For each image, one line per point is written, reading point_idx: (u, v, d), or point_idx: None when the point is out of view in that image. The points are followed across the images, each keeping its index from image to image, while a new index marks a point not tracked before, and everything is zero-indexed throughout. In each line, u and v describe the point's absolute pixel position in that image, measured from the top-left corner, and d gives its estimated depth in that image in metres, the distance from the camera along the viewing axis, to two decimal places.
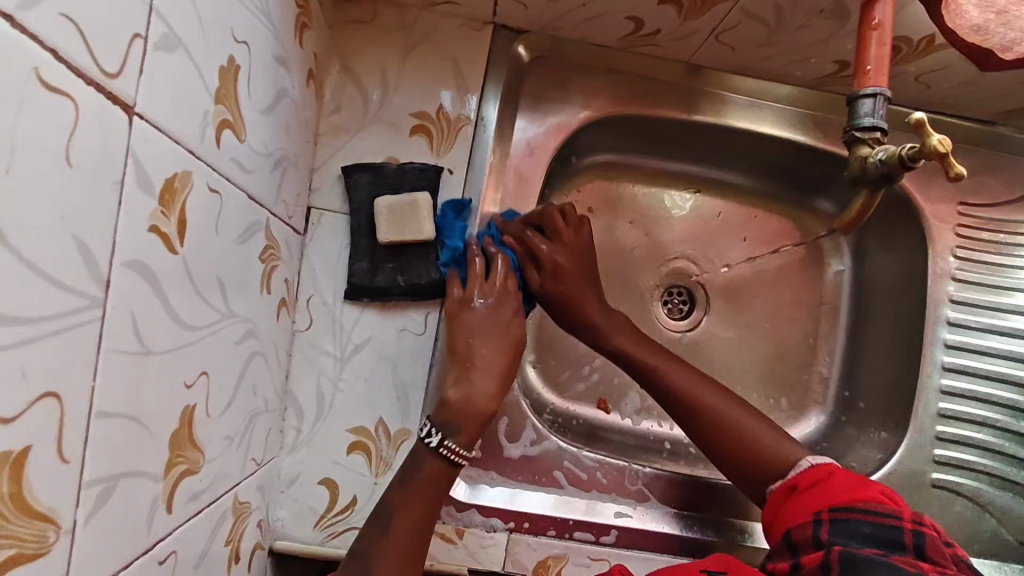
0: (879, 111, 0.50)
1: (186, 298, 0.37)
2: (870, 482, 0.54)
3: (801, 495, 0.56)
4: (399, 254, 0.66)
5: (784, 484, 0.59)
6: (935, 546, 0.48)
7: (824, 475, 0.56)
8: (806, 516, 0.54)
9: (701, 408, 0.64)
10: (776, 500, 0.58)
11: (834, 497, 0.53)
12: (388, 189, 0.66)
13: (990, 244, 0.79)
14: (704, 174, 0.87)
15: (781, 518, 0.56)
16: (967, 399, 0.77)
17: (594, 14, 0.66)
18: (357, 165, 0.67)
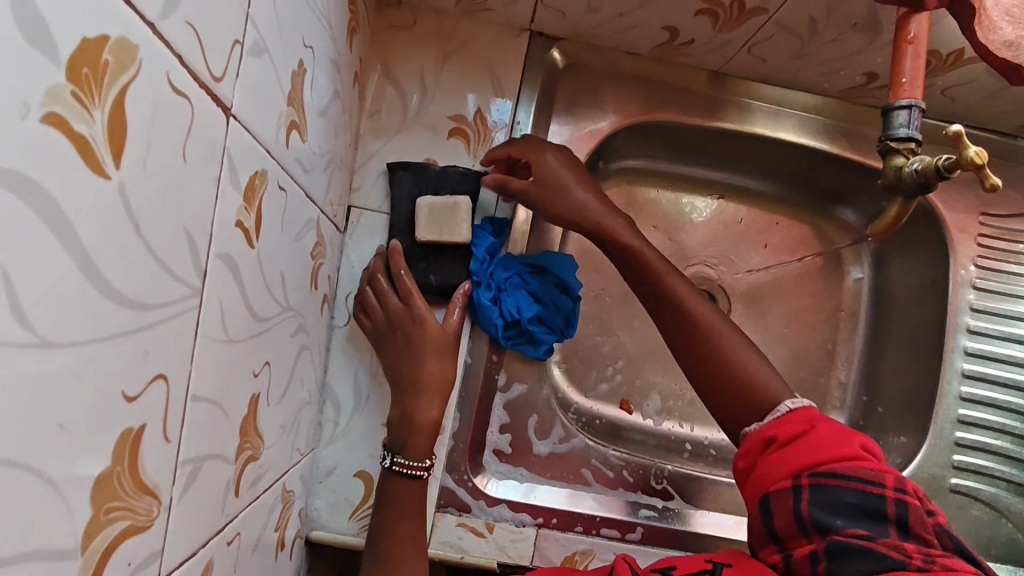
0: (914, 123, 0.51)
1: (257, 291, 0.38)
2: (849, 437, 0.50)
3: (778, 450, 0.51)
4: (435, 253, 0.67)
5: (761, 431, 0.53)
6: (918, 515, 0.45)
7: (803, 427, 0.51)
8: (784, 478, 0.49)
9: (699, 334, 0.58)
10: (749, 451, 0.53)
11: (817, 459, 0.48)
12: (426, 189, 0.67)
13: (1010, 254, 0.81)
14: (727, 181, 0.89)
15: (754, 476, 0.51)
16: (986, 406, 0.79)
17: (630, 23, 0.68)
18: (400, 163, 0.68)
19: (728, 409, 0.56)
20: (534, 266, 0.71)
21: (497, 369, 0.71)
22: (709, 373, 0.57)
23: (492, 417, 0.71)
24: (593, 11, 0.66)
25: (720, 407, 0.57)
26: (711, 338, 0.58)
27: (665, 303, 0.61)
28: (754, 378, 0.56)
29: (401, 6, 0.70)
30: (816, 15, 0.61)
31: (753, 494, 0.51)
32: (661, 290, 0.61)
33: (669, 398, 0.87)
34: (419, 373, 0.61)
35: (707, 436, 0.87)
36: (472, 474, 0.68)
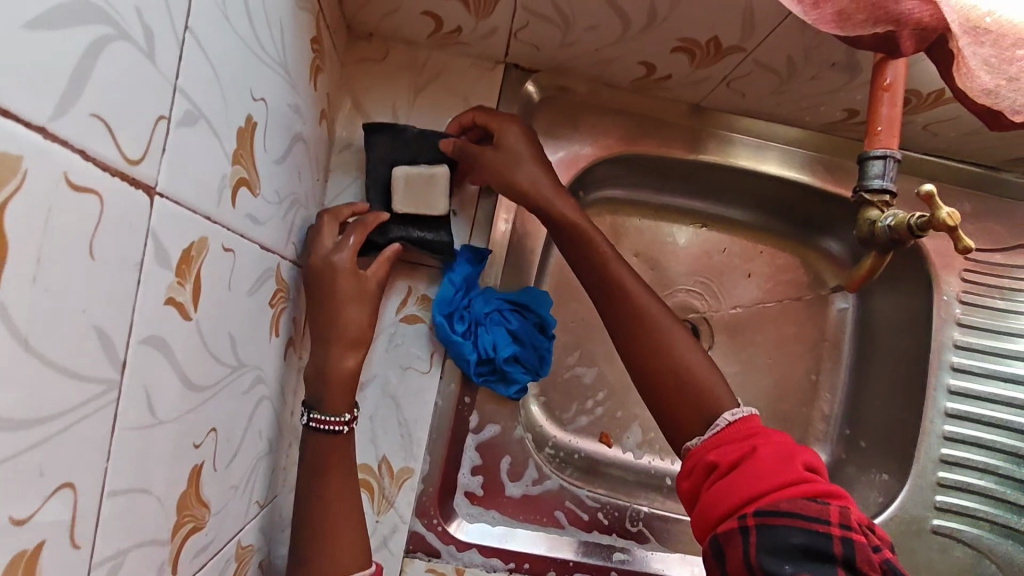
0: (889, 173, 0.50)
1: (196, 360, 0.37)
2: (791, 461, 0.47)
3: (721, 476, 0.48)
4: (414, 223, 0.64)
5: (704, 447, 0.51)
6: (865, 554, 0.42)
7: (745, 450, 0.49)
8: (726, 509, 0.47)
9: (650, 340, 0.57)
10: (692, 475, 0.51)
11: (759, 488, 0.46)
12: (406, 156, 0.65)
13: (995, 289, 0.79)
14: (708, 210, 0.87)
15: (699, 506, 0.49)
16: (971, 445, 0.77)
17: (605, 58, 0.67)
18: (375, 126, 0.65)
19: (663, 404, 0.55)
20: (518, 303, 0.69)
21: (469, 409, 0.70)
22: (648, 369, 0.56)
23: (463, 459, 0.70)
24: (567, 45, 0.65)
25: (661, 413, 0.56)
26: (655, 335, 0.57)
27: (618, 300, 0.59)
28: (694, 376, 0.55)
29: (373, 39, 0.69)
30: (793, 56, 0.60)
31: (698, 525, 0.49)
32: (614, 289, 0.59)
33: (649, 431, 0.86)
34: None
35: None
36: (442, 518, 0.67)
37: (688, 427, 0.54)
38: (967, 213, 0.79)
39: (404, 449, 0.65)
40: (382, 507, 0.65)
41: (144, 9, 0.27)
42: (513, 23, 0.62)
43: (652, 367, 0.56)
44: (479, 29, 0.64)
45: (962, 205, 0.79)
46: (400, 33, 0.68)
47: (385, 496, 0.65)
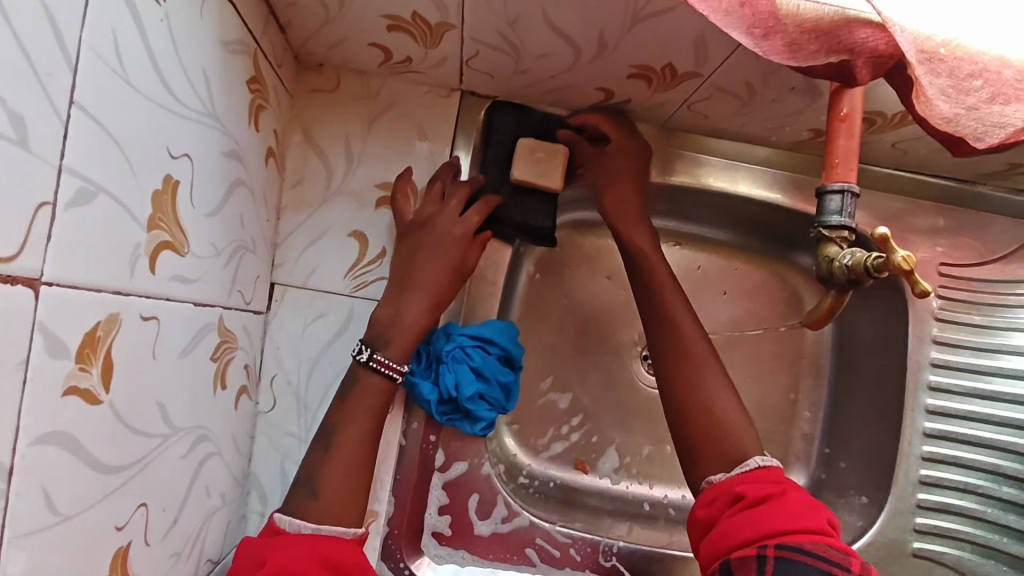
0: (848, 209, 0.48)
1: (112, 441, 0.35)
2: (817, 511, 0.48)
3: (746, 507, 0.48)
4: (526, 195, 0.70)
5: (727, 482, 0.52)
6: None
7: (774, 490, 0.49)
8: (743, 538, 0.47)
9: (685, 376, 0.59)
10: (712, 503, 0.51)
11: (782, 525, 0.46)
12: (533, 132, 0.70)
13: (971, 305, 0.77)
14: (682, 229, 0.85)
15: (715, 531, 0.49)
16: (950, 465, 0.76)
17: (562, 84, 0.65)
18: (506, 104, 0.70)
19: (687, 430, 0.57)
20: (480, 339, 0.67)
21: (434, 447, 0.68)
22: (684, 394, 0.58)
23: (430, 499, 0.68)
24: (521, 73, 0.63)
25: (684, 451, 0.57)
26: (696, 372, 0.59)
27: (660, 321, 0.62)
28: (720, 419, 0.56)
29: (323, 69, 0.68)
30: (750, 80, 0.58)
31: (709, 550, 0.49)
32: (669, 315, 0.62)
33: (626, 455, 0.84)
34: None
35: (667, 494, 0.84)
36: (409, 562, 0.65)
37: (707, 466, 0.55)
38: (940, 228, 0.77)
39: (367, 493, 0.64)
40: None
41: (8, 96, 0.25)
42: (463, 52, 0.61)
43: (685, 396, 0.58)
44: (429, 59, 0.63)
45: (936, 219, 0.77)
46: (350, 62, 0.66)
47: None
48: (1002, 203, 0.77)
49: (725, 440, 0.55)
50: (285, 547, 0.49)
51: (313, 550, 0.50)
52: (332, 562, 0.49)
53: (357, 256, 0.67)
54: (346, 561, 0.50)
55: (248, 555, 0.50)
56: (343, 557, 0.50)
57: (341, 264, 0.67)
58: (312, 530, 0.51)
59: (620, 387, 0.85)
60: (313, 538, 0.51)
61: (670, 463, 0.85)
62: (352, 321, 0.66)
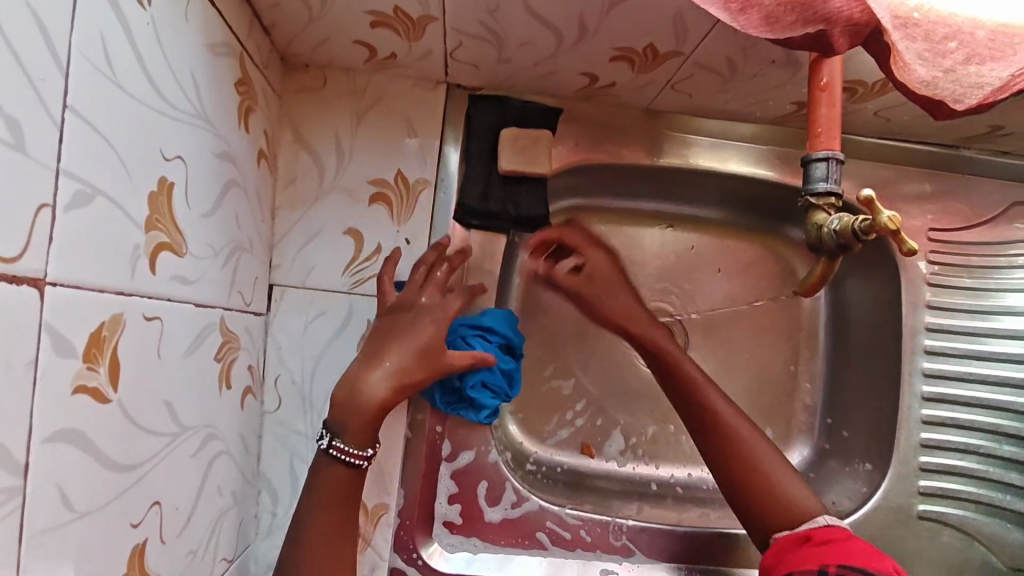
0: (834, 175, 0.49)
1: (123, 438, 0.35)
2: (881, 557, 0.55)
3: (813, 544, 0.57)
4: (513, 184, 0.71)
5: (793, 534, 0.60)
6: None
7: (840, 537, 0.57)
8: (810, 564, 0.55)
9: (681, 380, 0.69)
10: (779, 548, 0.59)
11: (847, 557, 0.54)
12: (511, 121, 0.71)
13: (962, 269, 0.78)
14: (674, 210, 0.86)
15: (782, 560, 0.58)
16: (950, 427, 0.77)
17: (546, 71, 0.65)
18: (481, 96, 0.71)
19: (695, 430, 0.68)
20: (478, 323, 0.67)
21: (440, 438, 0.69)
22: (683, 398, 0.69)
23: (439, 488, 0.69)
24: (504, 62, 0.64)
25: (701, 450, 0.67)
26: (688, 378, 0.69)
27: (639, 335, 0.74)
28: (716, 414, 0.67)
29: (309, 69, 0.68)
30: (731, 55, 0.59)
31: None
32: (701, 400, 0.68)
33: (631, 437, 0.85)
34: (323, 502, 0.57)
35: (673, 474, 0.85)
36: (421, 550, 0.66)
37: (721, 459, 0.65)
38: (927, 194, 0.78)
39: (375, 485, 0.64)
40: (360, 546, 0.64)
41: (4, 102, 0.26)
42: (447, 44, 0.62)
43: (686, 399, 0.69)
44: (413, 52, 0.63)
45: (924, 186, 0.78)
46: (335, 61, 0.67)
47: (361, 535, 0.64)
48: (988, 164, 0.78)
49: (728, 433, 0.66)
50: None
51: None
52: None
53: (353, 253, 0.67)
54: None
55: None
56: None
57: (338, 262, 0.67)
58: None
59: (621, 371, 0.86)
60: None
61: (674, 442, 0.86)
62: (353, 317, 0.67)
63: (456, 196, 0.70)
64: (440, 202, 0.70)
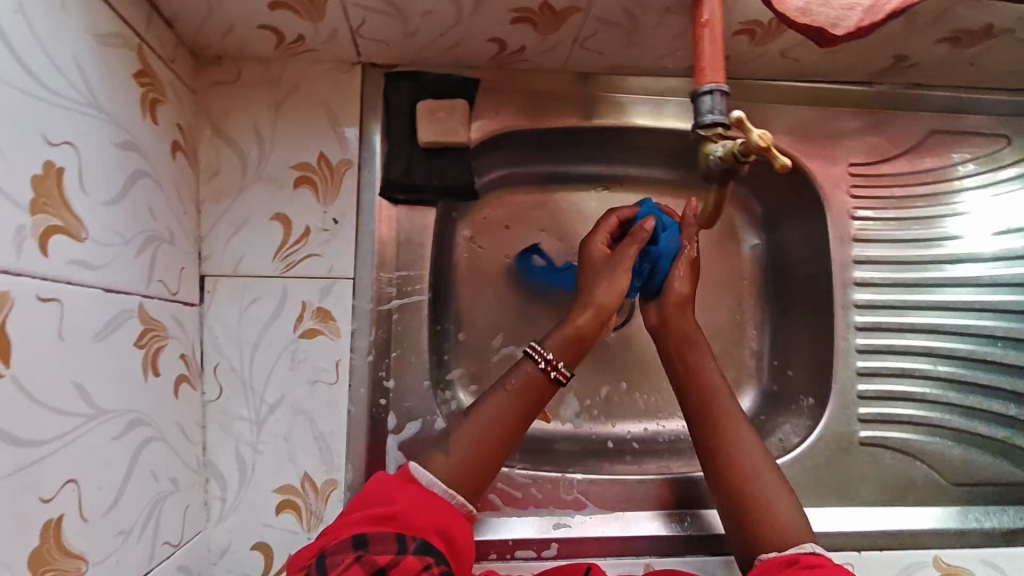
0: (719, 107, 0.50)
1: (19, 415, 0.37)
2: None
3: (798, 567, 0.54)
4: (435, 156, 0.72)
5: (779, 555, 0.57)
6: None
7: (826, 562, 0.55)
8: None
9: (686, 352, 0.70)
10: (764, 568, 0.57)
11: None
12: (428, 95, 0.72)
13: (882, 200, 0.81)
14: (609, 173, 0.88)
15: None
16: (884, 353, 0.79)
17: (454, 41, 0.66)
18: (395, 74, 0.71)
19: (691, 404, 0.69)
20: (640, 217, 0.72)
21: (385, 411, 0.70)
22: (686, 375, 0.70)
23: (388, 460, 0.69)
24: (411, 35, 0.65)
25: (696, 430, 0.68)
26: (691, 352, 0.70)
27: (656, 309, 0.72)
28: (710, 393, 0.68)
29: (222, 62, 0.68)
30: (626, 5, 0.60)
31: None
32: (712, 412, 0.67)
33: (585, 398, 0.87)
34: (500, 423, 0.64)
35: (629, 430, 0.87)
36: None
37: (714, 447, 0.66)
38: (846, 132, 0.80)
39: (323, 461, 0.66)
40: (313, 523, 0.65)
41: None
42: (350, 21, 0.62)
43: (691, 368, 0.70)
44: (319, 34, 0.64)
45: (843, 125, 0.80)
46: (247, 51, 0.67)
47: (314, 513, 0.65)
48: (902, 98, 0.81)
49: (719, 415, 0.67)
50: (418, 494, 0.57)
51: (435, 515, 0.56)
52: (441, 528, 0.55)
53: (282, 238, 0.68)
54: (460, 535, 0.56)
55: (381, 488, 0.57)
56: (458, 527, 0.57)
57: (268, 249, 0.67)
58: (442, 491, 0.58)
59: None
60: (437, 499, 0.57)
61: (628, 399, 0.88)
62: (288, 300, 0.67)
63: (380, 173, 0.70)
64: (365, 181, 0.70)
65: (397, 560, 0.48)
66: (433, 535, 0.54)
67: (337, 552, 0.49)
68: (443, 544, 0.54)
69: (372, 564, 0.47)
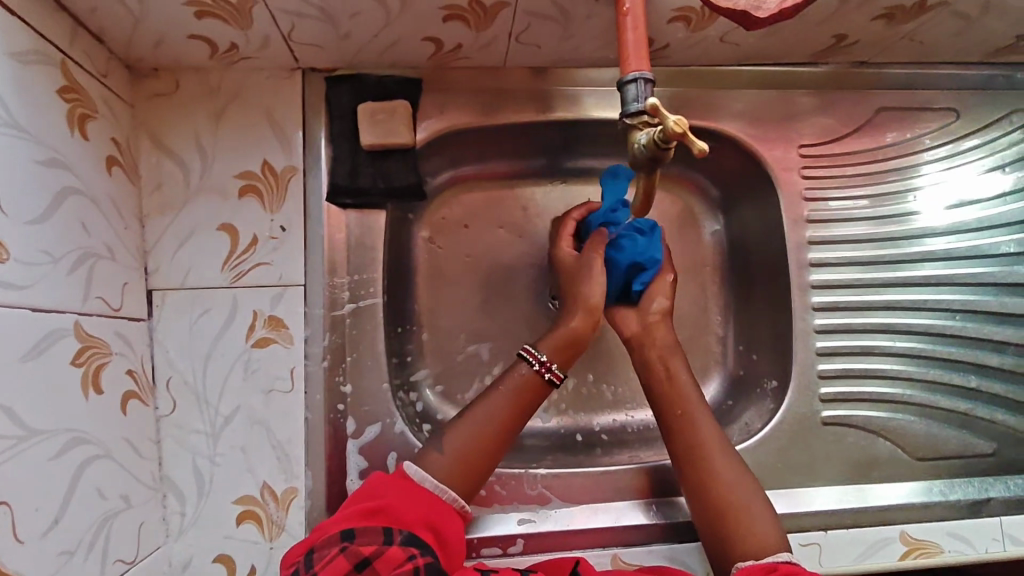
0: (644, 96, 0.50)
1: None
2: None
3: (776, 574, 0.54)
4: (381, 158, 0.72)
5: (758, 564, 0.56)
6: None
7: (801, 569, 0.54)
8: None
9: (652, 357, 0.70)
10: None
11: None
12: (370, 98, 0.72)
13: (833, 180, 0.82)
14: (566, 167, 0.88)
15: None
16: (842, 332, 0.80)
17: (389, 42, 0.66)
18: (337, 78, 0.71)
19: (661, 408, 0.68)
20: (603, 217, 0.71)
21: (344, 416, 0.69)
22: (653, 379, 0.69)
23: (349, 465, 0.69)
24: (345, 38, 0.64)
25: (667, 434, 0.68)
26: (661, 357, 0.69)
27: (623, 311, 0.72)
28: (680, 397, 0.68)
29: (160, 74, 0.68)
30: None
31: None
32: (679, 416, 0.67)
33: (553, 393, 0.87)
34: (493, 419, 0.64)
35: (598, 422, 0.87)
36: None
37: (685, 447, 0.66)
38: (794, 114, 0.80)
39: (282, 470, 0.66)
40: (274, 532, 0.65)
41: None
42: (280, 27, 0.62)
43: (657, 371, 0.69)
44: (252, 41, 0.64)
45: (790, 107, 0.80)
46: (183, 62, 0.67)
47: (274, 522, 0.65)
48: (849, 77, 0.81)
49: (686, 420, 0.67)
50: (409, 492, 0.58)
51: (425, 510, 0.57)
52: (432, 525, 0.56)
53: (229, 248, 0.67)
54: (451, 536, 0.57)
55: (373, 485, 0.58)
56: (450, 526, 0.58)
57: (216, 260, 0.67)
58: (432, 487, 0.59)
59: None
60: (431, 498, 0.59)
61: (596, 391, 0.88)
62: (239, 310, 0.67)
63: (326, 177, 0.70)
64: (311, 186, 0.70)
65: (381, 550, 0.50)
66: (421, 530, 0.55)
67: (325, 547, 0.51)
68: (433, 539, 0.55)
69: (356, 555, 0.50)
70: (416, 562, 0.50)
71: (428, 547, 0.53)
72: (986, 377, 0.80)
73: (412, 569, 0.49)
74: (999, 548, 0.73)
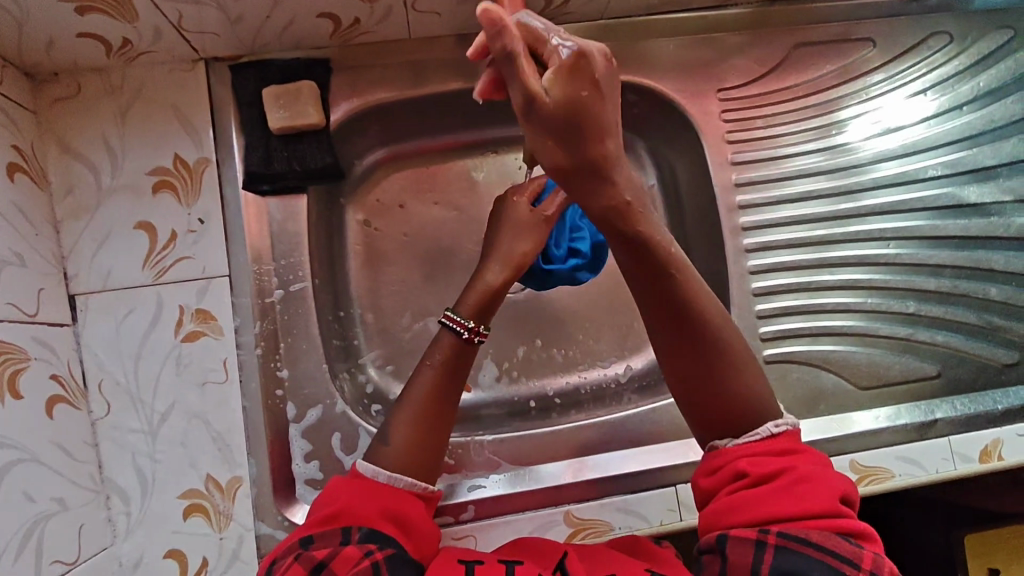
0: None
1: None
2: (824, 494, 0.47)
3: (753, 485, 0.48)
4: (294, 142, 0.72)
5: (741, 454, 0.49)
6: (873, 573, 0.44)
7: (786, 466, 0.48)
8: (747, 518, 0.47)
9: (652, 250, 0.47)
10: (718, 472, 0.50)
11: (785, 501, 0.46)
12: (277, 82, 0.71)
13: (756, 120, 0.82)
14: (496, 136, 0.86)
15: (716, 505, 0.49)
16: (777, 270, 0.81)
17: (285, 22, 0.66)
18: (241, 65, 0.71)
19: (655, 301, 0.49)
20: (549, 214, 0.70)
21: (283, 401, 0.70)
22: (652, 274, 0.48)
23: (293, 450, 0.69)
24: (237, 22, 0.64)
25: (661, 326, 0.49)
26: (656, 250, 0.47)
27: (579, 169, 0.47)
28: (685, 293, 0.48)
29: (60, 77, 0.67)
30: None
31: (710, 523, 0.49)
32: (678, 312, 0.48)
33: (503, 362, 0.87)
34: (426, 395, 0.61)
35: (550, 386, 0.87)
36: (285, 512, 0.67)
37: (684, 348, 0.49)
38: (710, 59, 0.80)
39: (223, 460, 0.66)
40: (222, 522, 0.65)
41: None
42: (168, 17, 0.61)
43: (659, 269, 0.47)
44: (144, 35, 0.63)
45: (706, 51, 0.80)
46: (81, 63, 0.66)
47: (221, 513, 0.65)
48: (763, 15, 0.80)
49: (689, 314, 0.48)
50: (364, 491, 0.56)
51: (383, 504, 0.55)
52: (395, 518, 0.55)
53: (148, 246, 0.67)
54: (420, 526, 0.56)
55: (333, 488, 0.57)
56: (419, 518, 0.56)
57: (136, 258, 0.67)
58: (386, 479, 0.57)
59: None
60: (393, 492, 0.56)
61: (547, 356, 0.88)
62: (164, 307, 0.66)
63: (241, 166, 0.70)
64: (227, 176, 0.69)
65: (337, 551, 0.50)
66: (382, 523, 0.54)
67: (285, 558, 0.52)
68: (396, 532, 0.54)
69: (311, 561, 0.50)
70: (374, 557, 0.50)
71: (389, 540, 0.53)
72: (924, 302, 0.81)
73: (370, 565, 0.49)
74: (948, 466, 0.74)
